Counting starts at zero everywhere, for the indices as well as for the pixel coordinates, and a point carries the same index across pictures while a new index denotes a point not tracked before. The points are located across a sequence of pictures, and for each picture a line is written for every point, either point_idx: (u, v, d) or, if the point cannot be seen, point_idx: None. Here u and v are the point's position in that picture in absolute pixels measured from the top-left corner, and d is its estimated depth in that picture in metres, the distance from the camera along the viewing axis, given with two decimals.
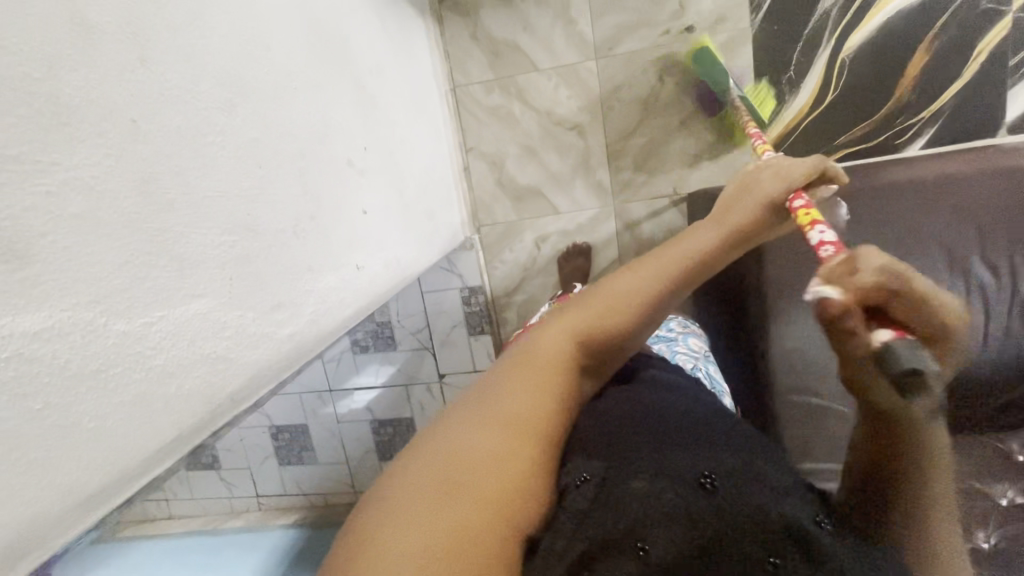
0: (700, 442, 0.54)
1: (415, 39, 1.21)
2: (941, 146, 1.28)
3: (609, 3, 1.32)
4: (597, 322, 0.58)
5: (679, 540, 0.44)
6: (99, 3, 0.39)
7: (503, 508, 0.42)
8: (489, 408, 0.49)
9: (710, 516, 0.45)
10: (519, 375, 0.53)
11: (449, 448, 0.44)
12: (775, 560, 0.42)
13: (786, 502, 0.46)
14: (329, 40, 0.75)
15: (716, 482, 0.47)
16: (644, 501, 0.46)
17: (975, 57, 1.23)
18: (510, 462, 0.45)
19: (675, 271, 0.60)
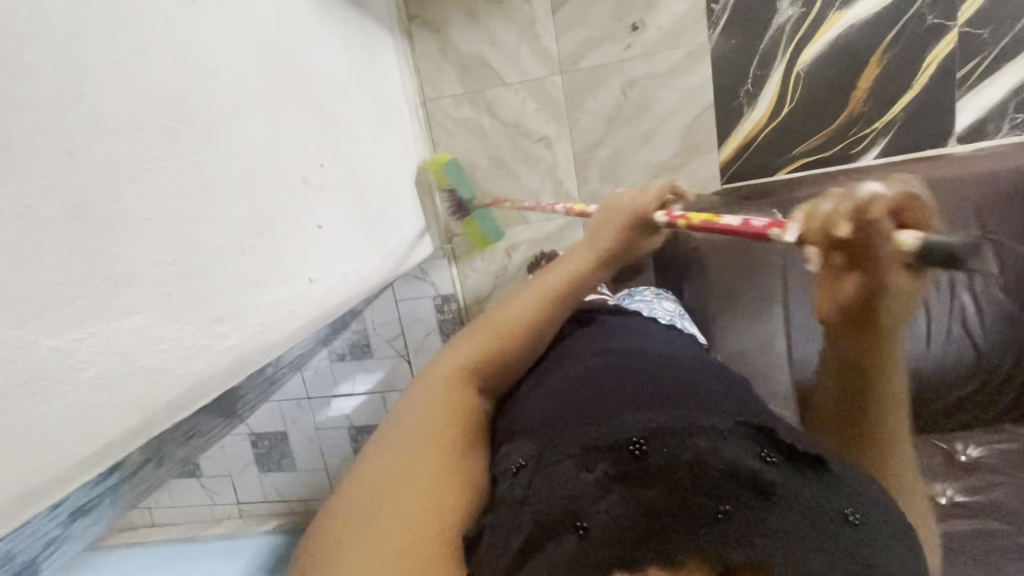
0: (653, 399, 0.59)
1: (383, 56, 1.25)
2: (893, 155, 1.33)
3: (573, 20, 1.36)
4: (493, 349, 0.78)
5: (615, 507, 0.52)
6: (34, 44, 0.42)
7: (424, 515, 0.60)
8: (412, 431, 0.70)
9: (647, 482, 0.52)
10: (434, 409, 0.72)
11: (371, 468, 0.67)
12: (724, 509, 0.49)
13: (727, 444, 0.52)
14: (284, 63, 0.79)
15: (643, 446, 0.54)
16: (576, 483, 0.54)
17: (924, 70, 1.27)
18: (437, 474, 0.64)
19: (553, 293, 0.81)
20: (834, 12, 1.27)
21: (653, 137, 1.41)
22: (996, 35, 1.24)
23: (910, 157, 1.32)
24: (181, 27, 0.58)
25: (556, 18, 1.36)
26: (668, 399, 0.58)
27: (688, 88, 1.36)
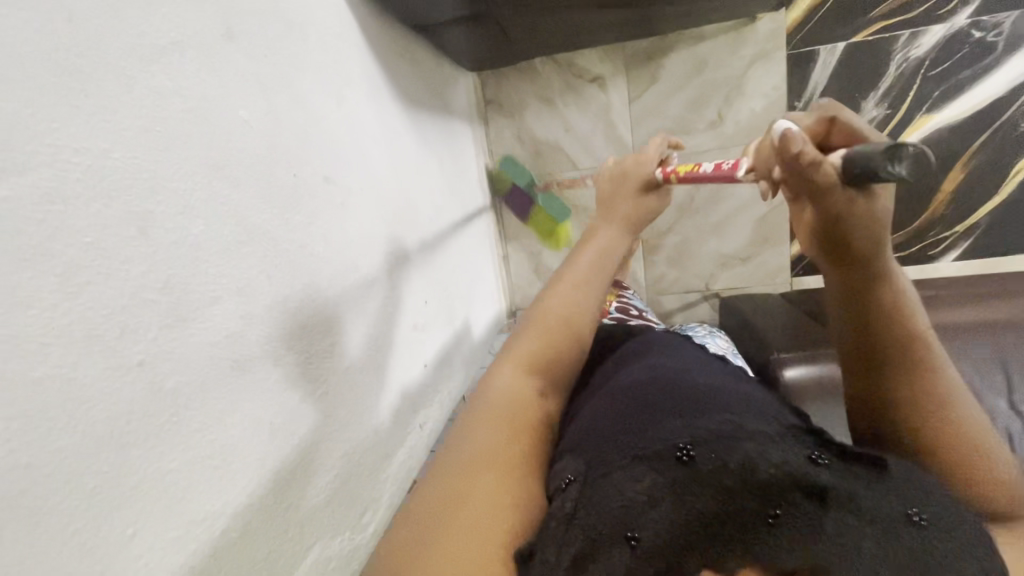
0: (695, 408, 0.50)
1: (464, 151, 1.28)
2: (974, 258, 1.31)
3: (650, 110, 1.37)
4: (543, 343, 0.60)
5: (662, 507, 0.40)
6: (252, 338, 0.46)
7: (493, 519, 0.40)
8: (463, 442, 0.47)
9: (691, 491, 0.41)
10: (487, 413, 0.51)
11: (423, 497, 0.43)
12: (774, 514, 0.39)
13: (775, 447, 0.42)
14: (398, 217, 0.82)
15: (694, 453, 0.42)
16: (624, 490, 0.41)
17: (1013, 177, 1.25)
18: (481, 486, 0.43)
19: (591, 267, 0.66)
20: (921, 115, 1.26)
21: (723, 226, 1.41)
22: None
23: (991, 262, 1.31)
24: (333, 234, 0.62)
25: (632, 108, 1.37)
26: (703, 403, 0.51)
27: None
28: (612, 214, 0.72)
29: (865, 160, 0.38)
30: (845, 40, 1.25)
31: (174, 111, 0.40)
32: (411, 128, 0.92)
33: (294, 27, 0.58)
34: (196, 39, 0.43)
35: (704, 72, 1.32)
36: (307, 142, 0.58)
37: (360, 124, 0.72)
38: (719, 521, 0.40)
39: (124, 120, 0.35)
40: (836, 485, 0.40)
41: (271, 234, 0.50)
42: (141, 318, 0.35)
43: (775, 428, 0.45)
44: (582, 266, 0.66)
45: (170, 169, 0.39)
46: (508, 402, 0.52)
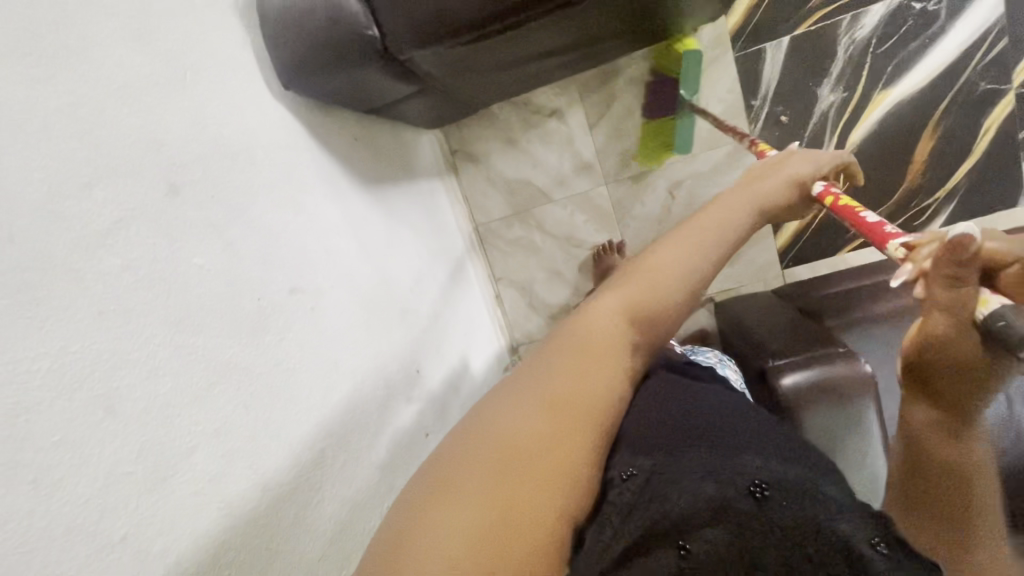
0: (757, 437, 0.50)
1: (437, 205, 1.31)
2: (962, 221, 1.29)
3: (612, 133, 1.39)
4: (645, 296, 0.51)
5: (723, 535, 0.41)
6: (236, 475, 0.48)
7: (556, 484, 0.41)
8: (547, 382, 0.46)
9: (749, 533, 0.41)
10: (579, 357, 0.48)
11: (496, 423, 0.43)
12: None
13: (845, 520, 0.40)
14: (376, 297, 0.84)
15: (768, 492, 0.42)
16: (694, 499, 0.43)
17: (983, 135, 1.25)
18: (547, 450, 0.42)
19: (715, 235, 0.54)
20: (878, 93, 1.26)
21: None
22: None
23: (981, 222, 1.29)
24: (308, 339, 0.64)
25: (594, 134, 1.40)
26: (752, 438, 0.50)
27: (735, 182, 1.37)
28: (764, 180, 0.60)
29: (1003, 325, 0.37)
30: (789, 33, 1.27)
31: (128, 282, 0.43)
32: (376, 206, 0.95)
33: (238, 156, 0.61)
34: (141, 208, 0.46)
35: (658, 87, 1.34)
36: (268, 262, 0.60)
37: (322, 222, 0.74)
38: (769, 566, 0.41)
39: (78, 312, 0.39)
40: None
41: (242, 363, 0.52)
42: (121, 493, 0.38)
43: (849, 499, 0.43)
44: (730, 213, 0.55)
45: (131, 341, 0.42)
46: (596, 354, 0.48)
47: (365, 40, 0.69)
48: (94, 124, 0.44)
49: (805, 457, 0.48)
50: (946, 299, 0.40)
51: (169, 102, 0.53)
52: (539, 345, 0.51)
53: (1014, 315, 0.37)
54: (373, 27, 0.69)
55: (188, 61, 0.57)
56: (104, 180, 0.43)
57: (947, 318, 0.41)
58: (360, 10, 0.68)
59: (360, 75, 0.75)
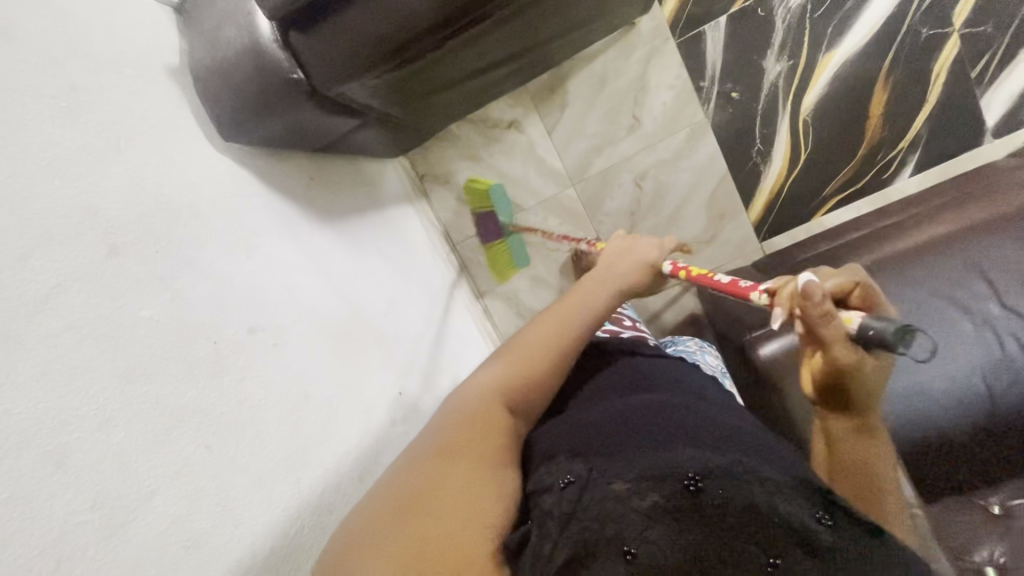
0: (698, 435, 0.53)
1: (408, 230, 1.33)
2: (932, 167, 1.29)
3: (571, 135, 1.41)
4: (515, 364, 0.62)
5: (663, 527, 0.44)
6: (200, 515, 0.50)
7: (471, 508, 0.46)
8: (441, 440, 0.53)
9: (693, 526, 0.44)
10: (462, 417, 0.56)
11: (403, 476, 0.49)
12: (775, 561, 0.43)
13: (781, 498, 0.44)
14: (346, 327, 0.85)
15: (702, 484, 0.45)
16: (625, 500, 0.45)
17: (936, 80, 1.25)
18: (449, 479, 0.48)
19: (573, 314, 0.67)
20: (824, 55, 1.28)
21: (679, 216, 1.41)
22: (1000, 27, 1.22)
23: (950, 165, 1.28)
24: (274, 376, 0.66)
25: (553, 138, 1.42)
26: (687, 435, 0.53)
27: (700, 163, 1.37)
28: (612, 272, 0.74)
29: (875, 331, 0.49)
30: (726, 12, 1.29)
31: (70, 343, 0.46)
32: (339, 239, 0.97)
33: (181, 211, 0.63)
34: (81, 272, 0.49)
35: (608, 84, 1.37)
36: (221, 306, 0.62)
37: (281, 263, 0.77)
38: (715, 556, 0.43)
39: (22, 376, 0.41)
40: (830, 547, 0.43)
41: (201, 406, 0.55)
42: (76, 542, 0.41)
43: (786, 478, 0.47)
44: (575, 307, 0.68)
45: (78, 399, 0.44)
46: (481, 417, 0.56)
47: (292, 83, 0.72)
48: (26, 200, 0.47)
49: (742, 443, 0.53)
50: (827, 319, 0.52)
51: (105, 169, 0.56)
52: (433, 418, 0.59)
53: (876, 324, 0.49)
54: (297, 69, 0.72)
55: (121, 129, 0.61)
56: (39, 251, 0.46)
57: (841, 347, 0.53)
58: (283, 56, 0.70)
59: (297, 117, 0.78)
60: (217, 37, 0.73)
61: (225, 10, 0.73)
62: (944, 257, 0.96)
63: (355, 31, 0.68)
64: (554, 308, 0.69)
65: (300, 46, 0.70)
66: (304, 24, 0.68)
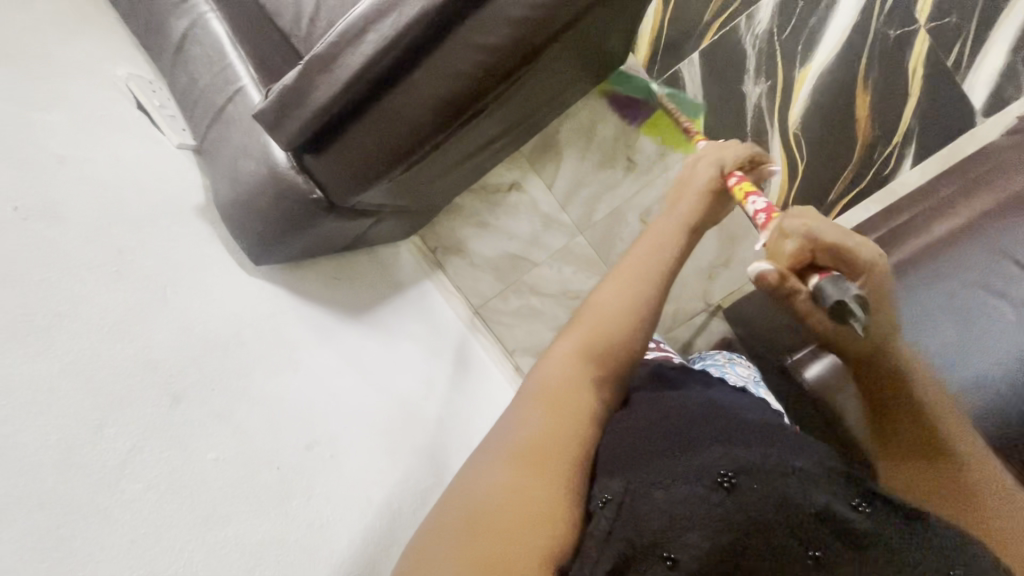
0: (744, 431, 0.50)
1: (428, 305, 1.35)
2: (929, 157, 1.30)
3: (572, 185, 1.45)
4: (595, 336, 0.60)
5: (708, 536, 0.44)
6: None
7: (546, 500, 0.46)
8: (519, 432, 0.51)
9: (731, 522, 0.44)
10: (544, 404, 0.53)
11: (479, 476, 0.48)
12: (815, 553, 0.44)
13: (818, 490, 0.45)
14: (391, 416, 0.86)
15: (737, 481, 0.45)
16: (667, 511, 0.44)
17: (915, 74, 1.29)
18: (528, 480, 0.47)
19: (661, 267, 0.64)
20: (800, 71, 1.32)
21: None
22: (963, 15, 1.26)
23: (946, 154, 1.30)
24: (337, 489, 0.66)
25: (554, 191, 1.45)
26: (733, 429, 0.50)
27: None
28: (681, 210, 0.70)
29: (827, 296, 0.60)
30: (697, 48, 1.35)
31: (150, 504, 0.48)
32: (369, 331, 0.99)
33: (228, 344, 0.66)
34: (151, 431, 0.51)
35: (597, 133, 1.42)
36: (277, 429, 0.64)
37: (322, 370, 0.78)
38: (755, 553, 0.44)
39: (110, 549, 0.44)
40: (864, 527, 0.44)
41: (276, 536, 0.56)
42: None
43: (821, 466, 0.47)
44: (648, 256, 0.65)
45: (165, 560, 0.47)
46: (564, 409, 0.53)
47: (312, 202, 0.77)
48: (92, 371, 0.50)
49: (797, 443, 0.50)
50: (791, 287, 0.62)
51: (157, 322, 0.59)
52: (513, 398, 0.56)
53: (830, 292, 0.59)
54: (315, 188, 0.77)
55: (164, 279, 0.64)
56: (113, 417, 0.49)
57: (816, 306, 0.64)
58: (300, 178, 0.76)
59: (317, 231, 0.82)
60: (236, 171, 0.79)
61: (241, 146, 0.79)
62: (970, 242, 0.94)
63: (364, 144, 0.73)
64: (634, 266, 0.64)
65: (314, 167, 0.75)
66: (318, 148, 0.75)
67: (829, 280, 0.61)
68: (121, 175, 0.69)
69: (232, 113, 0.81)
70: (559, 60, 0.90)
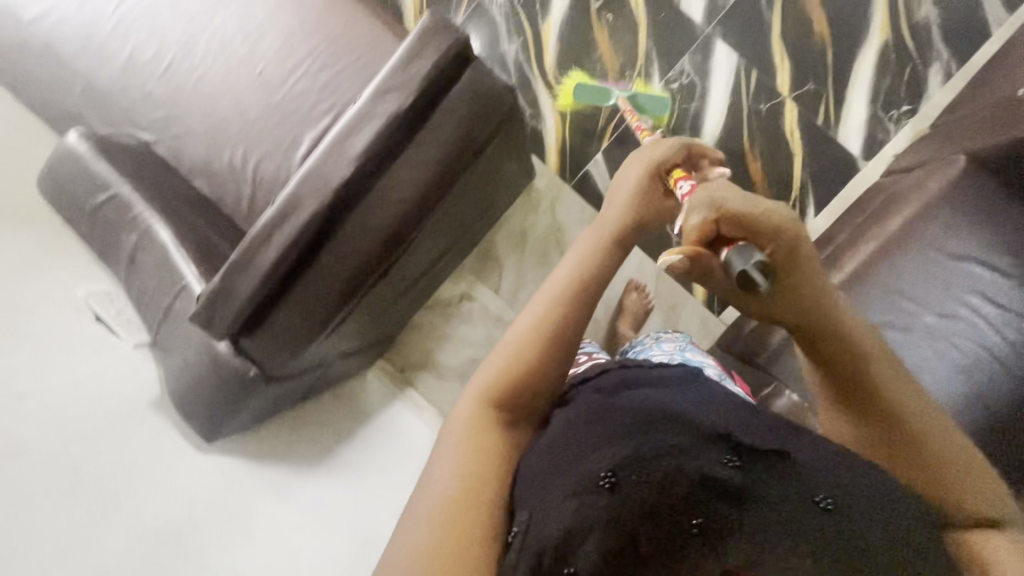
0: (631, 425, 0.53)
1: (401, 429, 1.39)
2: (829, 202, 1.42)
3: (517, 286, 1.55)
4: (512, 375, 0.58)
5: (599, 531, 0.49)
6: None
7: (463, 558, 0.48)
8: (435, 487, 0.52)
9: (620, 515, 0.49)
10: (460, 453, 0.54)
11: (399, 552, 0.49)
12: (697, 520, 0.51)
13: (689, 459, 0.51)
14: (356, 562, 0.89)
15: (615, 478, 0.50)
16: (562, 527, 0.49)
17: (793, 136, 1.44)
18: (443, 544, 0.48)
19: (579, 291, 0.61)
20: None
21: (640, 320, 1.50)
22: (819, 80, 1.43)
23: (843, 197, 1.42)
24: None
25: (502, 293, 1.55)
26: (620, 424, 0.54)
27: (634, 270, 1.51)
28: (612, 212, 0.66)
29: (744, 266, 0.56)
30: (598, 150, 1.51)
31: None
32: (332, 479, 1.01)
33: (181, 530, 0.78)
34: None
35: (529, 236, 1.55)
36: None
37: (280, 529, 0.87)
38: (645, 530, 0.50)
39: None
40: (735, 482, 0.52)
41: None
42: None
43: (692, 436, 0.53)
44: (565, 275, 0.62)
45: None
46: (480, 447, 0.55)
47: (250, 378, 0.86)
48: None
49: (682, 425, 0.53)
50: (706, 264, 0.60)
51: (112, 528, 0.71)
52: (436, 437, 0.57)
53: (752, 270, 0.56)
54: (252, 366, 0.86)
55: (121, 482, 0.75)
56: None
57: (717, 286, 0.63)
58: (238, 361, 0.85)
59: (263, 397, 0.90)
60: (184, 360, 0.89)
61: (185, 341, 0.89)
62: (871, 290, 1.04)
63: (287, 323, 0.84)
64: (549, 291, 0.62)
65: (249, 348, 0.85)
66: (250, 331, 0.84)
67: (738, 251, 0.58)
68: (78, 394, 0.79)
69: (179, 308, 0.93)
70: (464, 206, 1.03)
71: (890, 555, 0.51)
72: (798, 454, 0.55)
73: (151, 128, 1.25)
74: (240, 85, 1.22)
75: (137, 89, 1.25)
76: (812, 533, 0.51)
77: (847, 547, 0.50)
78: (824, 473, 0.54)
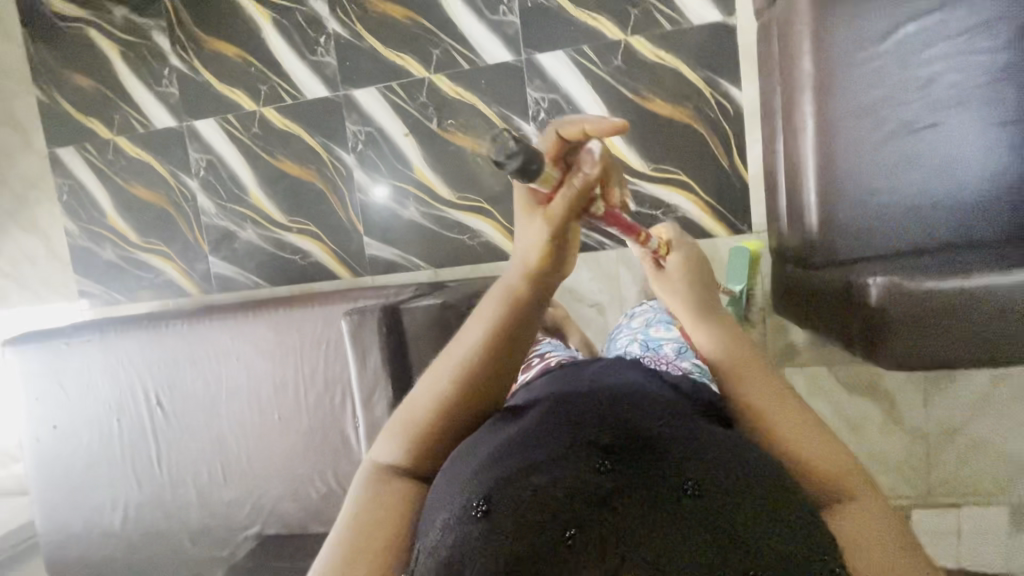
0: (526, 444, 0.48)
1: None
2: (740, 71, 1.38)
3: None
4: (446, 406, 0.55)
5: (489, 557, 0.43)
6: None
7: None
8: (354, 521, 0.52)
9: (496, 537, 0.44)
10: (381, 486, 0.54)
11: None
12: (570, 535, 0.43)
13: (558, 466, 0.46)
14: None
15: (488, 502, 0.45)
16: (440, 561, 0.45)
17: (662, 58, 1.41)
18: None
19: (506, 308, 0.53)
20: None
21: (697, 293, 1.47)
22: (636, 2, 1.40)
23: (746, 57, 1.37)
24: None
25: None
26: (514, 446, 0.48)
27: None
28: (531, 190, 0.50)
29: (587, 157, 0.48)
30: None
31: None
32: None
33: None
34: None
35: None
36: None
37: None
38: (523, 551, 0.43)
39: None
40: (604, 487, 0.45)
41: None
42: None
43: (572, 441, 0.48)
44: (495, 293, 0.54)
45: None
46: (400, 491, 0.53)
47: None
48: None
49: (578, 438, 0.48)
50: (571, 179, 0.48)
51: None
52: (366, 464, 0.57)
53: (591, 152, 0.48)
54: None
55: None
56: None
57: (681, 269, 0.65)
58: None
59: None
60: None
61: None
62: (855, 120, 0.98)
63: None
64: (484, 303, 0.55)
65: None
66: None
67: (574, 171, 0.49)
68: None
69: None
70: None
71: (746, 507, 0.44)
72: (663, 432, 0.49)
73: (251, 522, 1.38)
74: (275, 438, 1.33)
75: (220, 506, 1.39)
76: (668, 524, 0.43)
77: (703, 533, 0.42)
78: (680, 442, 0.48)
